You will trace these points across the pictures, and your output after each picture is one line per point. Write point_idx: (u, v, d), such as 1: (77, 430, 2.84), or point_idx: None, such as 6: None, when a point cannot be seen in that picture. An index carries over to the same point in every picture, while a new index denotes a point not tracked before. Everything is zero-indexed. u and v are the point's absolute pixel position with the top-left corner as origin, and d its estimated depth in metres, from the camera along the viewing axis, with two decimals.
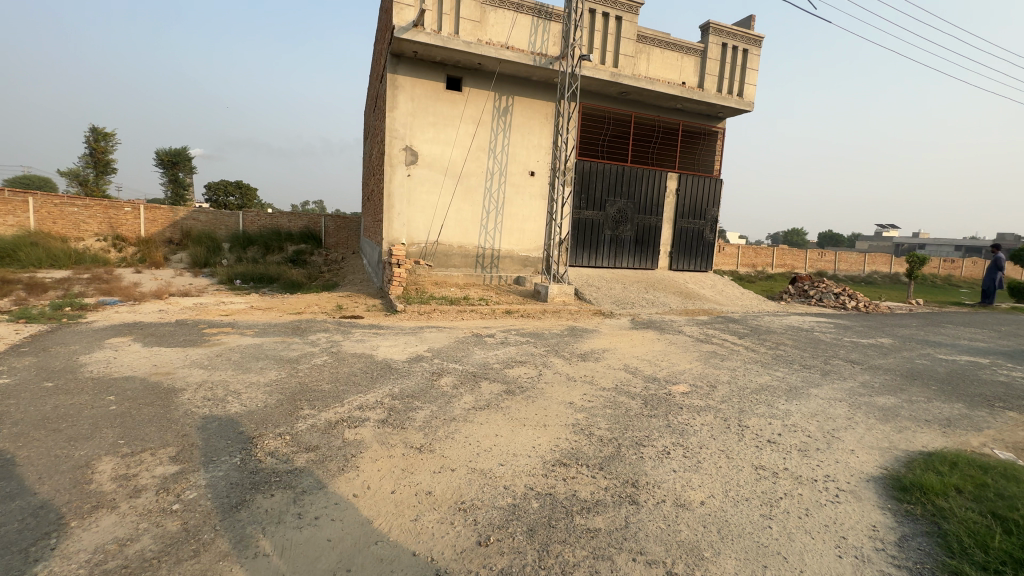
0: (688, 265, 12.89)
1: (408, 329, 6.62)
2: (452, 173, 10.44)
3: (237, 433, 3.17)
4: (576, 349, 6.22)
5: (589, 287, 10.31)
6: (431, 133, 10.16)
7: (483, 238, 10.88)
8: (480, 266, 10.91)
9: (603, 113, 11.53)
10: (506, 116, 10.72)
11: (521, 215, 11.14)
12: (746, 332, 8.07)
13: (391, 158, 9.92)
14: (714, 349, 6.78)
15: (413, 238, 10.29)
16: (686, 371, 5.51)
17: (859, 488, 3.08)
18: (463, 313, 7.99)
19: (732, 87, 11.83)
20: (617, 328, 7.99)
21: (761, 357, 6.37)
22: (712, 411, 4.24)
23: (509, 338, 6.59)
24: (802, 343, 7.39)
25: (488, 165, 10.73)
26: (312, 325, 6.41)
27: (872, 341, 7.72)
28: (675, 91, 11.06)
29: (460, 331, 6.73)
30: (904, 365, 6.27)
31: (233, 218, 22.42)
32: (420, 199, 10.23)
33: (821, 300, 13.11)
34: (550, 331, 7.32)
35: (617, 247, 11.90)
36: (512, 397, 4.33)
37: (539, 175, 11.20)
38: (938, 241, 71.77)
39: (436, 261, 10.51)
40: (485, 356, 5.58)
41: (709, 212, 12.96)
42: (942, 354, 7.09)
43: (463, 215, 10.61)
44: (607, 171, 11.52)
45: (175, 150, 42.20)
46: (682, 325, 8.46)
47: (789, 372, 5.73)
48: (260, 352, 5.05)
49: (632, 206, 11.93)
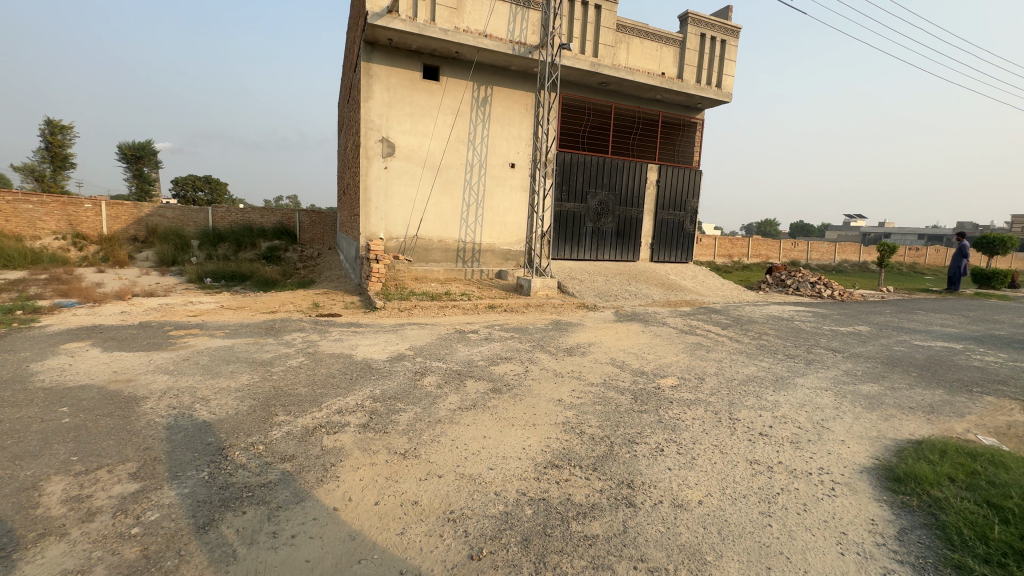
0: (668, 257, 12.94)
1: (388, 326, 6.40)
2: (431, 166, 10.18)
3: (205, 445, 2.94)
4: (562, 344, 6.11)
5: (572, 280, 10.23)
6: (408, 124, 9.86)
7: (463, 232, 10.67)
8: (461, 261, 10.70)
9: (583, 104, 11.40)
10: (485, 106, 10.49)
11: (502, 208, 10.96)
12: (729, 323, 8.10)
13: (366, 150, 9.59)
14: (699, 340, 6.76)
15: (392, 233, 10.01)
16: (673, 364, 5.46)
17: (854, 480, 3.05)
18: (445, 308, 7.79)
19: (710, 77, 11.85)
20: (602, 321, 7.92)
21: (745, 348, 6.38)
22: (703, 404, 4.17)
23: (492, 334, 6.43)
24: (784, 333, 7.45)
25: (467, 157, 10.49)
26: (287, 325, 6.14)
27: (851, 329, 7.85)
28: (654, 81, 11.00)
29: (443, 328, 6.55)
30: (883, 352, 6.36)
31: (202, 214, 21.59)
32: (398, 192, 9.94)
33: (798, 289, 13.35)
34: (535, 326, 7.20)
35: (598, 239, 11.84)
36: (499, 396, 4.18)
37: (520, 167, 11.03)
38: (903, 230, 74.41)
39: (416, 256, 10.26)
40: (469, 353, 5.42)
41: (689, 203, 13.00)
42: (918, 341, 7.24)
43: (443, 208, 10.37)
44: (587, 163, 11.42)
45: (139, 143, 40.44)
46: (666, 317, 8.45)
47: (774, 362, 5.73)
48: (231, 355, 4.77)
49: (613, 198, 11.87)
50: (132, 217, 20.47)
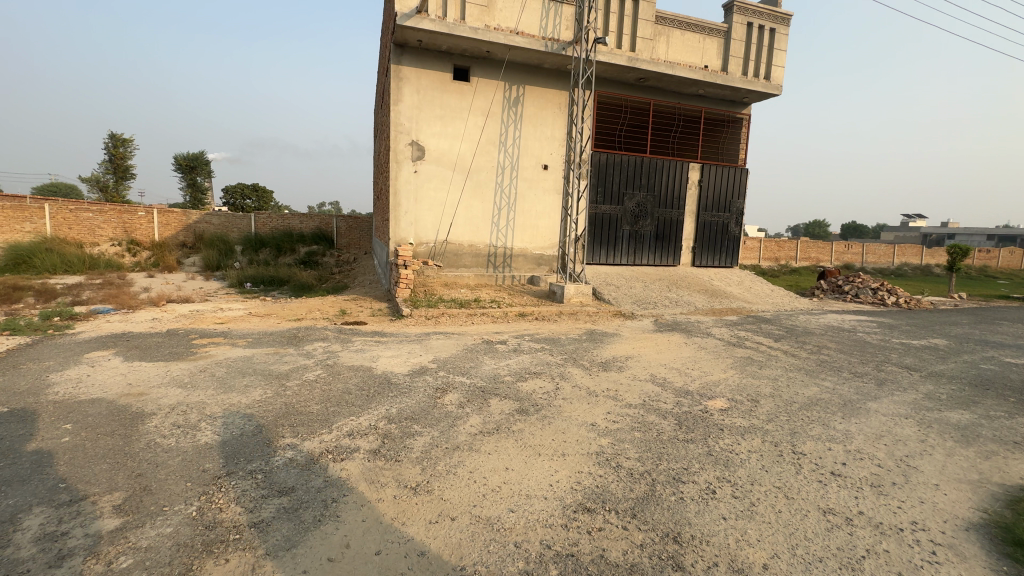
0: (712, 261, 12.17)
1: (413, 336, 6.13)
2: (462, 169, 9.94)
3: (200, 472, 2.69)
4: (596, 357, 5.64)
5: (607, 286, 9.71)
6: (438, 127, 9.66)
7: (494, 236, 10.35)
8: (492, 266, 10.39)
9: (619, 101, 10.88)
10: (516, 106, 10.15)
11: (534, 211, 10.58)
12: (782, 334, 7.38)
13: (396, 154, 9.45)
14: (749, 355, 6.12)
15: (421, 238, 9.82)
16: (721, 382, 4.89)
17: (960, 541, 2.46)
18: (473, 317, 7.46)
19: (758, 69, 11.07)
20: (640, 331, 7.38)
21: (804, 364, 5.70)
22: (759, 433, 3.63)
23: (522, 345, 6.04)
24: (847, 347, 6.69)
25: (498, 159, 10.18)
26: (311, 334, 5.96)
27: (925, 343, 6.98)
28: (696, 75, 10.36)
29: (469, 338, 6.21)
30: (969, 372, 5.55)
31: (245, 220, 22.29)
32: (428, 196, 9.75)
33: (857, 296, 12.27)
34: (567, 336, 6.76)
35: (636, 243, 11.25)
36: (525, 418, 3.78)
37: (553, 168, 10.62)
38: (970, 230, 68.97)
39: (446, 261, 10.02)
40: (496, 367, 5.05)
41: (734, 204, 12.19)
42: (1009, 358, 6.32)
43: (473, 212, 10.10)
44: (624, 163, 10.88)
45: (192, 154, 42.62)
46: (710, 327, 7.82)
47: (840, 382, 5.06)
48: (249, 367, 4.59)
49: (652, 199, 11.26)
50: (181, 224, 21.35)
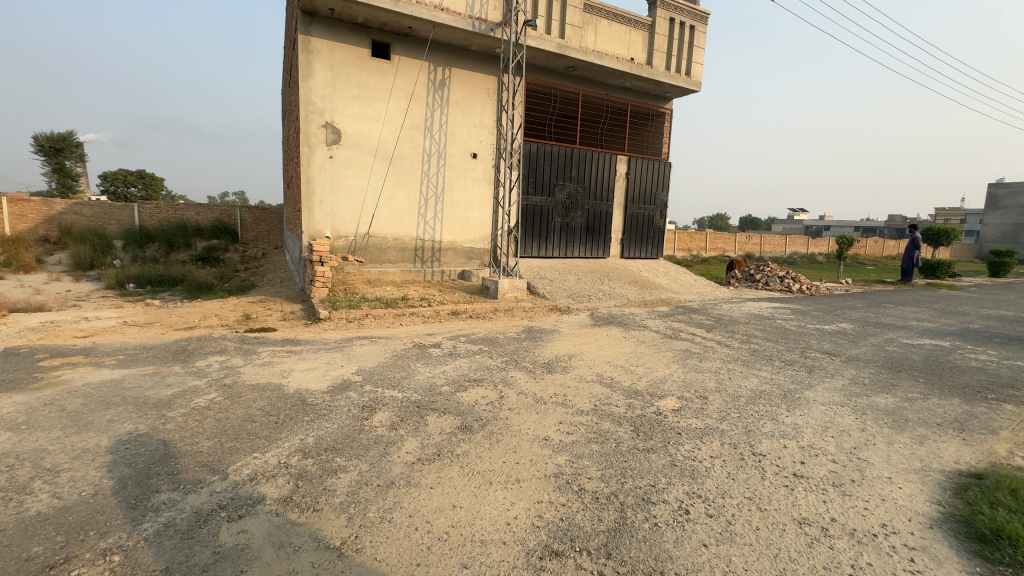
0: (639, 253, 12.42)
1: (333, 343, 5.38)
2: (384, 155, 9.11)
3: (20, 565, 1.90)
4: (539, 358, 5.28)
5: (541, 280, 9.45)
6: (355, 108, 8.75)
7: (421, 229, 9.66)
8: (419, 261, 9.70)
9: (549, 90, 10.61)
10: (442, 90, 9.50)
11: (463, 202, 10.04)
12: (712, 324, 7.54)
13: (307, 137, 8.41)
14: (688, 347, 6.10)
15: (339, 231, 8.89)
16: (668, 379, 4.75)
17: (930, 542, 2.38)
18: (401, 318, 6.81)
19: (679, 65, 11.35)
20: (578, 326, 7.17)
21: (739, 355, 5.77)
22: (716, 435, 3.47)
23: (458, 348, 5.53)
24: (772, 334, 6.94)
25: (424, 146, 9.48)
26: (205, 347, 4.99)
27: (836, 328, 7.47)
28: (624, 67, 10.36)
29: (399, 343, 5.58)
30: (879, 354, 5.93)
31: (126, 211, 19.36)
32: (346, 185, 8.83)
33: (767, 284, 13.14)
34: (505, 335, 6.34)
35: (567, 236, 11.10)
36: (470, 437, 3.30)
37: (482, 157, 10.13)
38: (843, 223, 78.74)
39: (368, 256, 9.17)
40: (431, 376, 4.49)
41: (659, 197, 12.51)
42: (905, 339, 6.91)
43: (398, 203, 9.34)
44: (555, 153, 10.66)
45: (57, 134, 36.50)
46: (645, 319, 7.81)
47: (775, 372, 5.14)
48: (115, 394, 3.64)
49: (582, 191, 11.17)
50: (42, 215, 18.27)
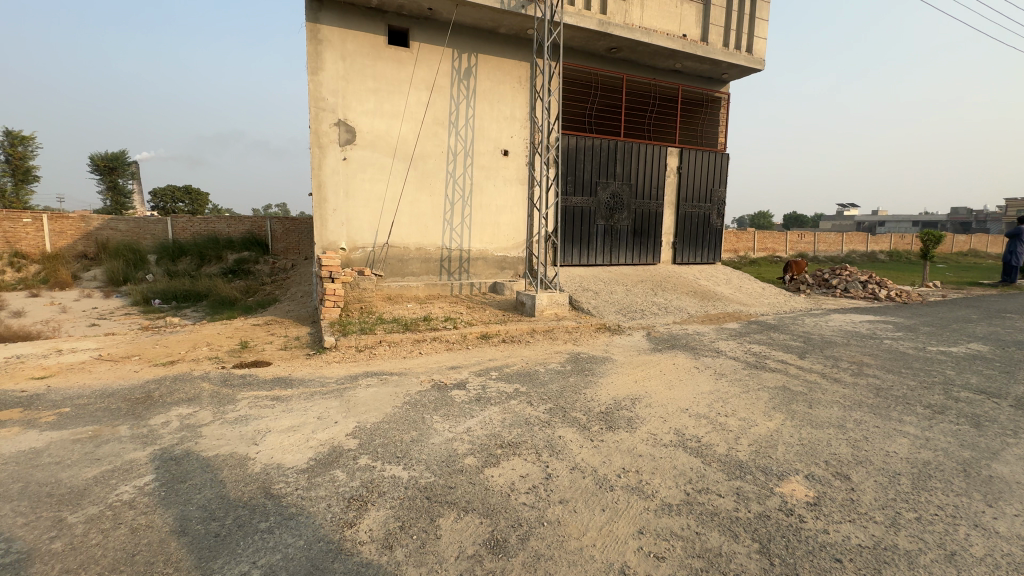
0: (693, 258, 10.93)
1: (333, 384, 4.32)
2: (404, 155, 8.11)
3: None
4: (594, 405, 4.02)
5: (584, 293, 8.18)
6: (371, 103, 7.78)
7: (447, 237, 8.60)
8: (445, 273, 8.62)
9: (588, 75, 9.37)
10: (468, 80, 8.44)
11: (493, 204, 8.93)
12: (803, 348, 6.06)
13: (317, 137, 7.48)
14: (785, 384, 4.68)
15: (356, 242, 7.93)
16: (780, 442, 3.40)
17: None
18: (422, 344, 5.72)
19: (739, 41, 9.89)
20: (634, 353, 5.85)
21: (861, 398, 4.31)
22: (907, 568, 2.12)
23: (490, 389, 4.33)
24: (889, 363, 5.41)
25: (449, 143, 8.43)
26: (175, 392, 4.01)
27: (970, 352, 5.85)
28: (675, 45, 9.01)
29: (414, 382, 4.47)
30: None
31: (160, 225, 19.27)
32: (362, 189, 7.87)
33: (847, 291, 11.36)
34: (546, 367, 5.11)
35: (612, 240, 9.77)
36: (507, 567, 2.09)
37: (514, 154, 9.01)
38: (899, 218, 73.25)
39: (389, 269, 8.19)
40: (451, 439, 3.30)
41: (715, 192, 11.00)
42: None
43: (420, 208, 8.31)
44: (596, 147, 9.38)
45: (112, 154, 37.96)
46: (715, 341, 6.42)
47: (927, 428, 3.69)
48: (16, 479, 2.64)
49: (628, 189, 9.83)
50: (80, 231, 18.41)
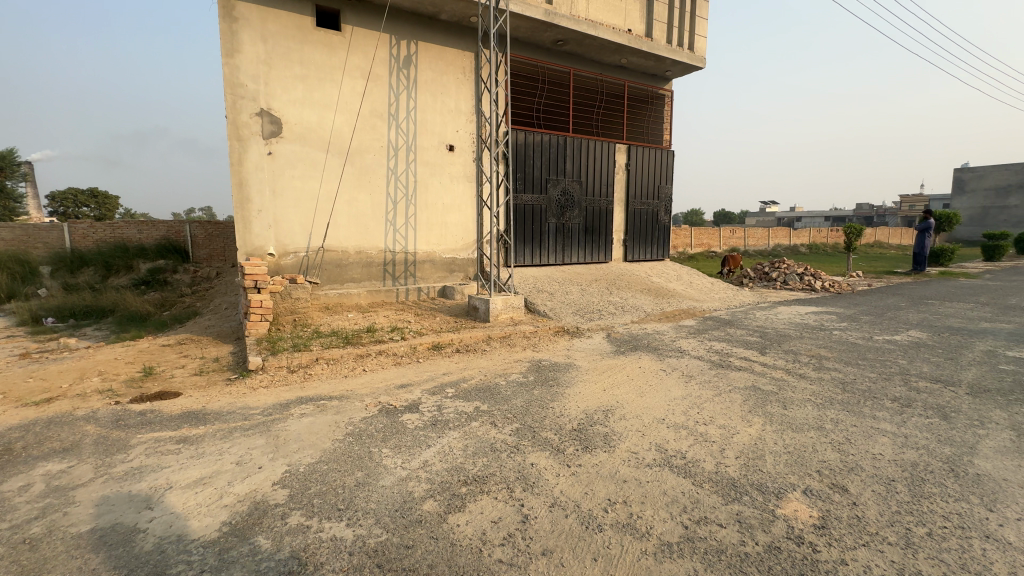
0: (644, 255, 10.91)
1: (259, 415, 3.63)
2: (339, 150, 7.37)
3: None
4: (565, 422, 3.61)
5: (540, 294, 7.81)
6: (299, 91, 6.98)
7: (390, 238, 7.93)
8: (390, 277, 7.95)
9: (535, 68, 9.04)
10: (408, 69, 7.83)
11: (440, 203, 8.37)
12: (762, 343, 6.02)
13: (237, 128, 6.58)
14: (754, 383, 4.52)
15: (286, 246, 7.09)
16: (766, 452, 3.15)
17: None
18: (366, 359, 5.10)
19: (681, 38, 9.97)
20: (597, 357, 5.53)
21: (831, 394, 4.22)
22: None
23: (447, 411, 3.80)
24: (845, 355, 5.45)
25: (389, 137, 7.77)
26: (46, 441, 3.17)
27: (912, 340, 6.06)
28: (621, 40, 8.88)
29: (358, 405, 3.87)
30: (1005, 380, 4.50)
31: (54, 232, 16.91)
32: (291, 187, 7.04)
33: (786, 283, 11.82)
34: (508, 378, 4.66)
35: (564, 238, 9.50)
36: None
37: (460, 150, 8.51)
38: (812, 215, 79.67)
39: (326, 276, 7.41)
40: (405, 480, 2.76)
41: (662, 189, 11.05)
42: (1005, 350, 5.55)
43: (359, 207, 7.60)
44: (545, 143, 9.07)
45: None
46: (676, 340, 6.25)
47: (901, 424, 3.60)
48: None
49: (578, 186, 9.60)
50: None
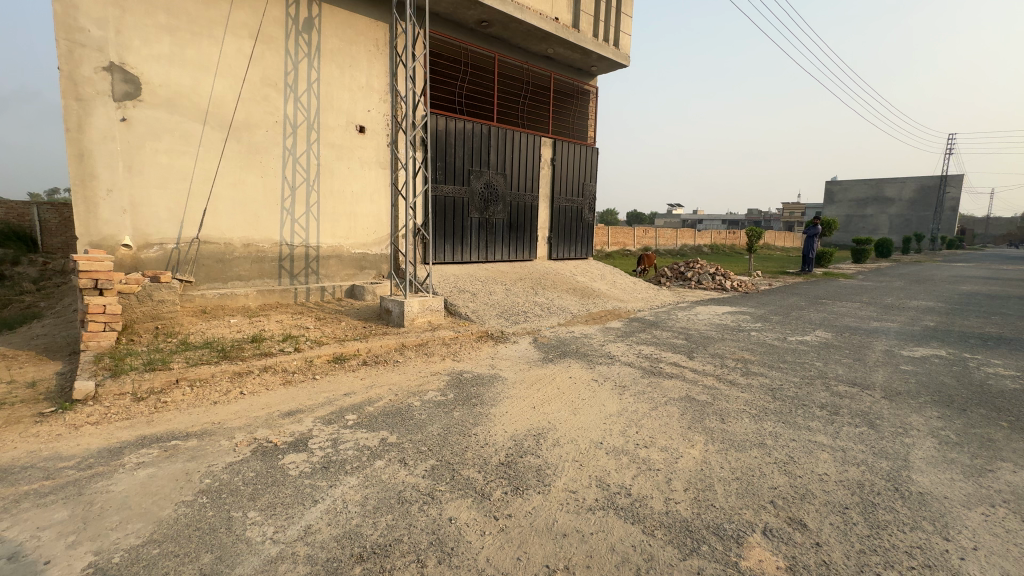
0: (568, 253, 10.69)
1: (73, 470, 2.64)
2: (221, 121, 6.15)
3: None
4: (489, 454, 3.03)
5: (461, 295, 7.18)
6: (164, 45, 5.67)
7: (286, 229, 6.83)
8: (286, 275, 6.86)
9: (457, 49, 8.33)
10: (309, 34, 6.76)
11: (348, 190, 7.40)
12: (688, 346, 5.91)
13: (74, 84, 5.16)
14: (689, 393, 4.28)
15: (148, 236, 5.77)
16: (715, 480, 2.82)
17: None
18: (246, 378, 4.14)
19: (607, 34, 9.80)
20: (524, 366, 5.03)
21: (763, 403, 4.08)
22: None
23: (344, 446, 3.06)
24: (767, 358, 5.46)
25: (286, 111, 6.66)
26: None
27: (821, 341, 6.30)
28: (548, 28, 8.46)
29: (225, 444, 3.01)
30: (910, 381, 4.69)
31: None
32: (154, 164, 5.72)
33: (700, 283, 12.26)
34: (424, 397, 3.99)
35: (487, 235, 8.93)
36: None
37: (371, 132, 7.59)
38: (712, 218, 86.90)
39: (203, 273, 6.18)
40: (276, 562, 2.01)
41: (587, 186, 10.88)
42: (900, 350, 5.93)
43: (247, 192, 6.43)
44: (468, 131, 8.41)
45: None
46: (605, 344, 5.95)
47: (835, 435, 3.49)
48: None
49: (502, 179, 9.06)
50: None
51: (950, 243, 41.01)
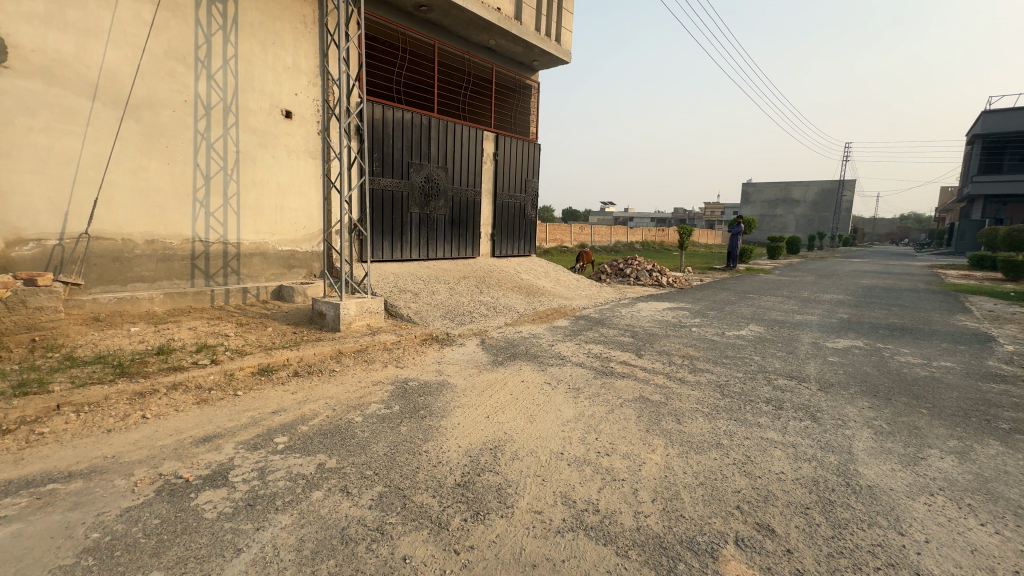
0: (511, 251, 10.52)
1: None
2: (115, 97, 5.28)
3: None
4: (444, 474, 2.75)
5: (402, 295, 6.76)
6: (37, 2, 4.74)
7: (200, 223, 6.05)
8: (200, 275, 6.09)
9: (394, 33, 7.82)
10: (223, 3, 6.00)
11: (272, 181, 6.70)
12: (634, 344, 5.94)
13: None
14: (642, 393, 4.24)
15: (21, 230, 4.84)
16: (681, 487, 2.73)
17: None
18: (149, 398, 3.54)
19: (548, 28, 9.70)
20: (474, 370, 4.77)
21: (713, 400, 4.12)
22: None
23: (275, 476, 2.65)
24: (710, 353, 5.60)
25: (197, 90, 5.88)
26: None
27: (755, 335, 6.60)
28: (490, 17, 8.18)
29: (121, 484, 2.49)
30: (839, 372, 4.98)
31: None
32: (27, 144, 4.79)
33: (638, 279, 12.61)
34: (366, 410, 3.62)
35: (428, 231, 8.53)
36: None
37: (299, 118, 6.92)
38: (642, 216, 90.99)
39: (96, 274, 5.31)
40: None
41: (529, 182, 10.75)
42: (824, 341, 6.33)
43: (149, 180, 5.60)
44: (407, 120, 7.95)
45: None
46: (554, 344, 5.83)
47: (784, 430, 3.57)
48: None
49: (443, 173, 8.68)
50: None
51: (847, 241, 45.79)
